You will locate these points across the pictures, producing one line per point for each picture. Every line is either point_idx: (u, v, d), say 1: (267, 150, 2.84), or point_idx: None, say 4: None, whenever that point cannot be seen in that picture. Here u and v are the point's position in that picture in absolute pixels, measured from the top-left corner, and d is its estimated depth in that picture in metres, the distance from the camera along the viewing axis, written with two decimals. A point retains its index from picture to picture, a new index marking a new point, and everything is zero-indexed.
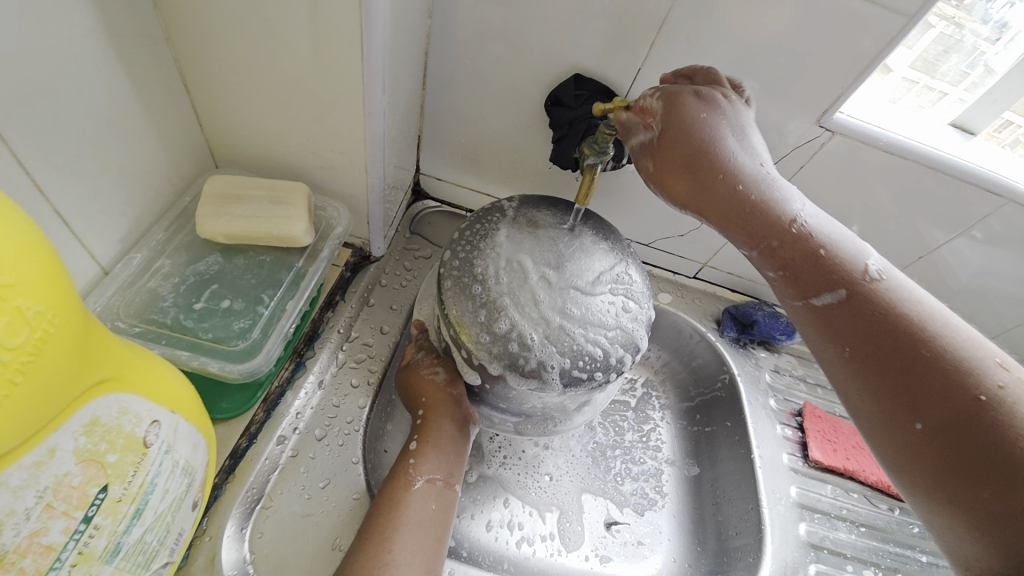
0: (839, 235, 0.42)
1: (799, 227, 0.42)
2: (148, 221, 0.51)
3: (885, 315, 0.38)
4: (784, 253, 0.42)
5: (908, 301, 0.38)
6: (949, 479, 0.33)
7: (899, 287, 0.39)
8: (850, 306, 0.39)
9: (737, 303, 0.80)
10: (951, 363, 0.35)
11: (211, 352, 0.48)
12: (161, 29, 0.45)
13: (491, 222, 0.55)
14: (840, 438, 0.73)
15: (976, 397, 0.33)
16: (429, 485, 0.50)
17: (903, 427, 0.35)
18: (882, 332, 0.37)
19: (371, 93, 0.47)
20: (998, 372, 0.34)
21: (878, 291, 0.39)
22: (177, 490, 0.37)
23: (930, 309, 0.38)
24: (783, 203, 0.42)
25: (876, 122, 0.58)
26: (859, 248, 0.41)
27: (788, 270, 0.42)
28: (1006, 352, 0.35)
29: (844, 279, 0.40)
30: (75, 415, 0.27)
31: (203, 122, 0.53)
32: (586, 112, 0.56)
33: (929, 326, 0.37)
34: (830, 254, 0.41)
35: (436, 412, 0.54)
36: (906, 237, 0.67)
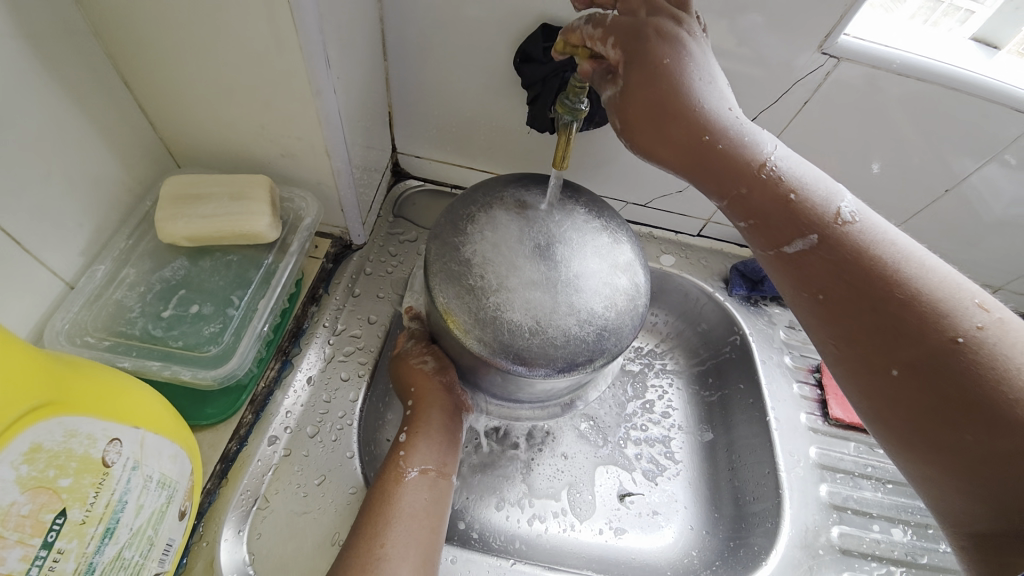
0: (811, 177, 0.39)
1: (769, 171, 0.38)
2: (110, 230, 0.50)
3: (859, 259, 0.36)
4: (758, 204, 0.39)
5: (882, 243, 0.36)
6: (926, 428, 0.34)
7: (872, 228, 0.37)
8: (822, 251, 0.37)
9: (746, 259, 0.76)
10: (926, 307, 0.34)
11: (184, 359, 0.47)
12: (87, 24, 0.42)
13: (474, 202, 0.51)
14: None
15: (954, 338, 0.33)
16: (421, 477, 0.49)
17: (880, 373, 0.35)
18: (861, 279, 0.35)
19: (316, 69, 0.43)
20: (977, 313, 0.33)
21: (851, 235, 0.36)
22: (155, 504, 0.36)
23: (905, 249, 0.36)
24: (753, 145, 0.39)
25: (889, 41, 0.51)
26: (832, 189, 0.38)
27: (759, 218, 0.39)
28: (983, 289, 0.35)
29: (816, 224, 0.37)
30: (11, 445, 0.27)
31: (153, 121, 0.51)
32: (560, 65, 0.52)
33: (904, 269, 0.35)
34: (802, 198, 0.38)
35: (426, 402, 0.52)
36: (930, 170, 0.61)
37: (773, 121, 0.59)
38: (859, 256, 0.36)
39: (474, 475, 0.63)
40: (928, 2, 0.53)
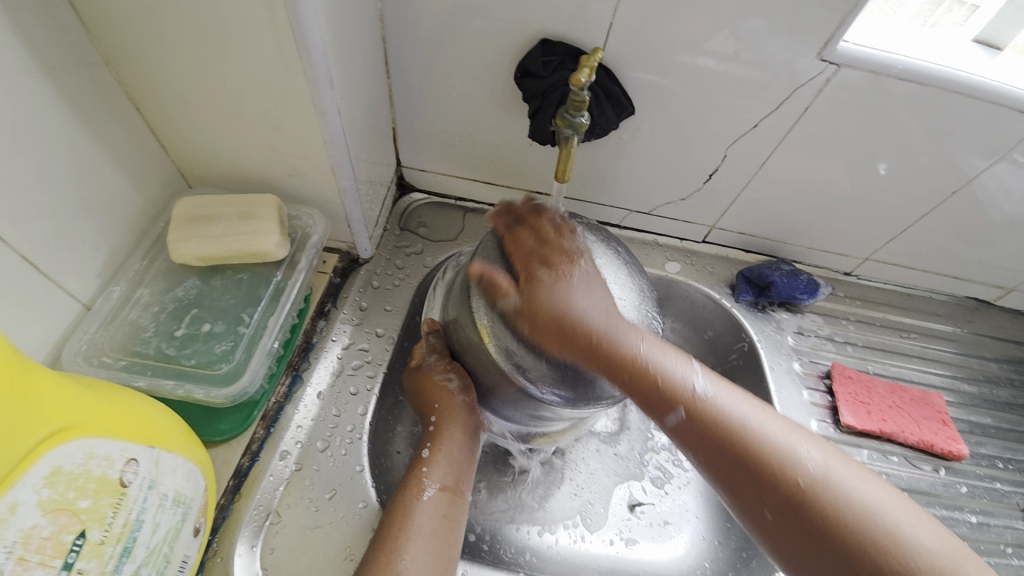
0: (667, 354, 0.44)
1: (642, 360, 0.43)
2: (124, 252, 0.51)
3: (720, 427, 0.41)
4: (637, 390, 0.43)
5: (742, 412, 0.42)
6: (820, 559, 0.37)
7: (719, 392, 0.43)
8: (691, 423, 0.42)
9: (752, 264, 0.75)
10: (785, 475, 0.39)
11: (197, 378, 0.48)
12: (99, 54, 0.44)
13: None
14: (875, 398, 0.68)
15: (799, 482, 0.39)
16: (440, 494, 0.49)
17: (759, 515, 0.40)
18: (723, 441, 0.41)
19: (320, 91, 0.44)
20: (807, 456, 0.40)
21: (710, 406, 0.42)
22: (171, 522, 0.37)
23: (745, 409, 0.42)
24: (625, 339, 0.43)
25: (888, 46, 0.51)
26: (687, 367, 0.43)
27: (641, 398, 0.43)
28: (810, 437, 0.41)
29: (682, 399, 0.42)
30: (32, 469, 0.28)
31: (164, 145, 0.52)
32: (559, 80, 0.54)
33: (762, 437, 0.40)
34: (664, 380, 0.42)
35: (449, 421, 0.53)
36: (938, 171, 0.60)
37: (775, 127, 0.59)
38: (731, 440, 0.41)
39: (483, 486, 0.63)
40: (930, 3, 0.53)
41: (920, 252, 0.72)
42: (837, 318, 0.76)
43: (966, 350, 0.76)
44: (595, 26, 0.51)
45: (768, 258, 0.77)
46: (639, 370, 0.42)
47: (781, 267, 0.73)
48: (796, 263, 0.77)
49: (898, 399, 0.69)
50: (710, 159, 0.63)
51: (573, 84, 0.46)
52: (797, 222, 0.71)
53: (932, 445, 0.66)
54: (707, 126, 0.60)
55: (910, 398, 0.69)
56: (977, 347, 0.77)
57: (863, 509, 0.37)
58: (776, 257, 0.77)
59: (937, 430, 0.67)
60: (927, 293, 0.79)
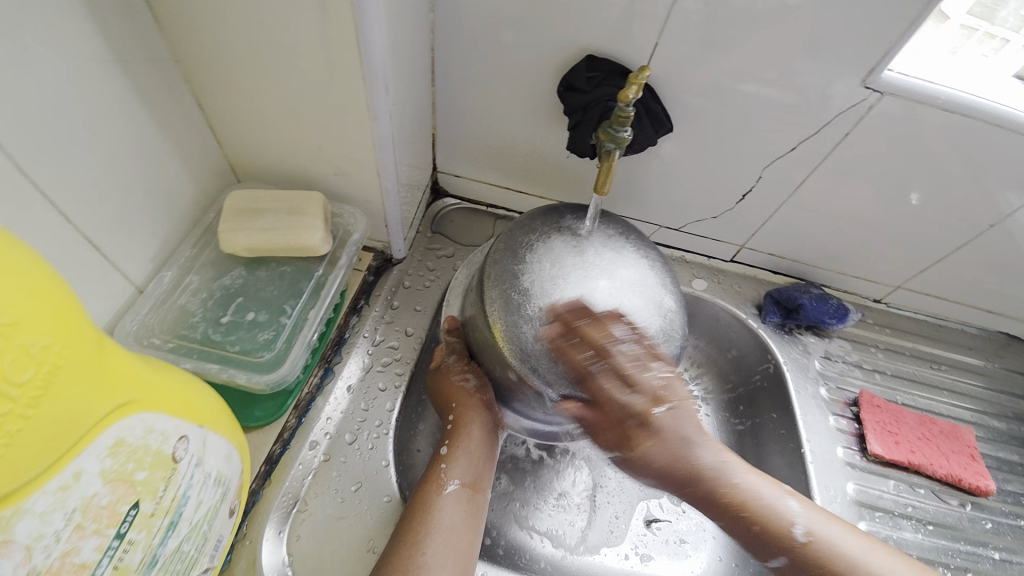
0: (768, 496, 0.47)
1: (736, 500, 0.47)
2: (177, 239, 0.53)
3: (827, 574, 0.45)
4: (745, 528, 0.47)
5: (839, 542, 0.46)
6: None
7: (824, 541, 0.46)
8: (795, 568, 0.46)
9: (780, 286, 0.75)
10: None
11: (239, 364, 0.50)
12: (170, 51, 0.46)
13: (533, 230, 0.53)
14: (903, 428, 0.67)
15: None
16: (461, 490, 0.50)
17: None
18: None
19: (375, 96, 0.46)
20: None
21: (812, 553, 0.46)
22: (211, 501, 0.38)
23: (852, 553, 0.46)
24: (724, 480, 0.48)
25: (933, 77, 0.51)
26: (788, 507, 0.47)
27: (746, 541, 0.48)
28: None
29: (785, 547, 0.46)
30: (98, 439, 0.29)
31: (220, 139, 0.54)
32: (601, 95, 0.54)
33: (858, 569, 0.45)
34: (765, 522, 0.46)
35: (467, 416, 0.54)
36: (975, 204, 0.60)
37: (812, 151, 0.59)
38: None
39: (501, 490, 0.64)
40: (963, 31, 0.54)
41: (954, 284, 0.71)
42: (865, 344, 0.75)
43: (996, 385, 0.75)
44: (640, 45, 0.53)
45: (796, 281, 0.77)
46: (739, 512, 0.47)
47: (810, 290, 0.73)
48: (825, 287, 0.77)
49: (927, 431, 0.68)
50: (744, 180, 0.64)
51: (620, 100, 0.48)
52: (827, 247, 0.71)
53: (960, 480, 0.65)
54: (743, 147, 0.60)
55: (939, 431, 0.68)
56: (1007, 383, 0.75)
57: None
58: (805, 280, 0.76)
59: (966, 465, 0.66)
60: (958, 325, 0.78)
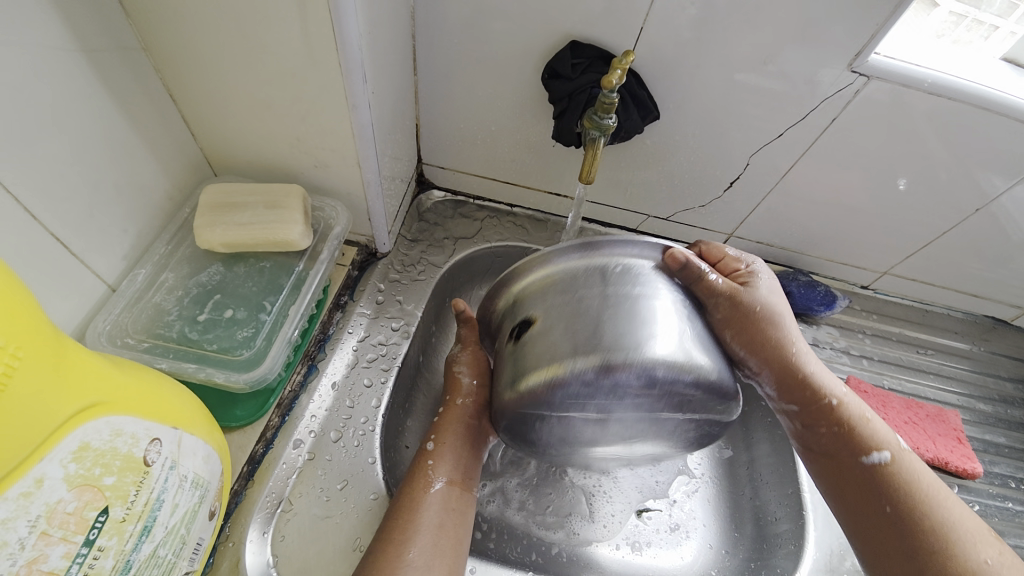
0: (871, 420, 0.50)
1: (839, 406, 0.50)
2: (151, 236, 0.52)
3: (904, 491, 0.47)
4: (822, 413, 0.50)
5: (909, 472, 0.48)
6: None
7: (911, 469, 0.48)
8: (873, 480, 0.48)
9: (769, 274, 0.75)
10: (940, 540, 0.44)
11: (217, 363, 0.48)
12: (137, 39, 0.44)
13: (551, 400, 0.41)
14: (891, 413, 0.67)
15: (986, 560, 0.43)
16: (447, 487, 0.49)
17: None
18: (893, 501, 0.47)
19: (352, 84, 0.45)
20: (990, 550, 0.44)
21: (894, 474, 0.47)
22: (188, 504, 0.37)
23: (933, 491, 0.47)
24: (832, 387, 0.51)
25: (919, 61, 0.51)
26: (886, 435, 0.49)
27: (826, 446, 0.51)
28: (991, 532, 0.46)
29: (868, 456, 0.48)
30: (61, 443, 0.28)
31: (194, 131, 0.53)
32: (587, 82, 0.53)
33: (928, 506, 0.46)
34: (857, 434, 0.49)
35: (453, 413, 0.54)
36: (960, 189, 0.60)
37: (799, 138, 0.58)
38: (906, 500, 0.46)
39: (491, 488, 0.63)
40: (953, 16, 0.55)
41: (940, 269, 0.71)
42: (853, 330, 0.75)
43: (982, 368, 0.75)
44: (624, 30, 0.52)
45: (785, 269, 0.77)
46: (829, 411, 0.50)
47: (798, 278, 0.73)
48: (813, 274, 0.77)
49: (913, 415, 0.68)
50: (731, 168, 0.63)
51: (604, 86, 0.47)
52: (816, 233, 0.70)
53: (946, 463, 0.65)
54: (730, 135, 0.59)
55: (926, 415, 0.69)
56: (993, 365, 0.76)
57: None
58: (793, 267, 0.76)
59: (952, 447, 0.66)
60: (943, 310, 0.78)
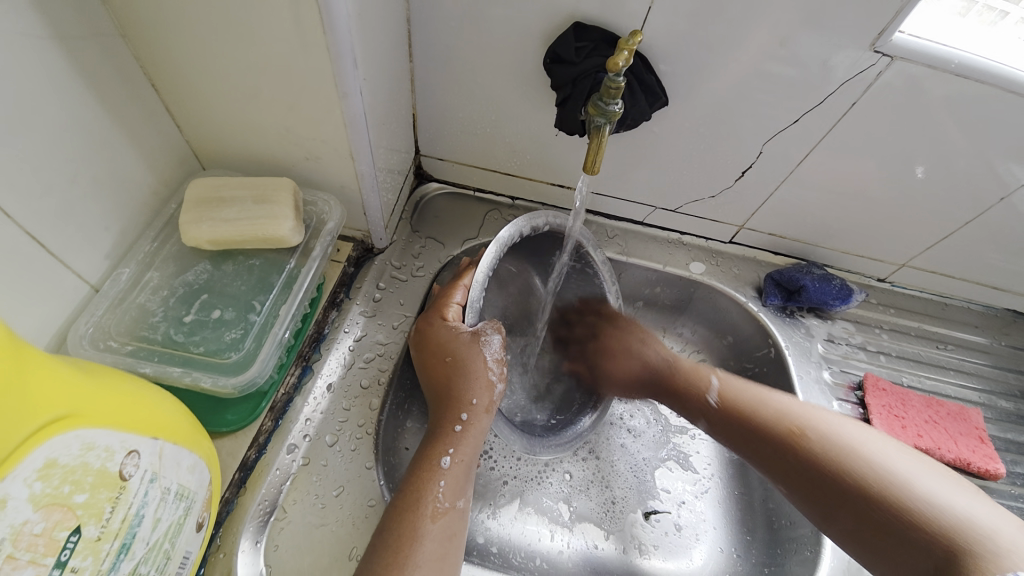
0: (693, 367, 0.62)
1: (670, 366, 0.63)
2: (135, 233, 0.49)
3: (737, 411, 0.56)
4: (682, 397, 0.61)
5: (749, 396, 0.56)
6: (875, 527, 0.45)
7: (736, 389, 0.57)
8: (716, 415, 0.57)
9: (781, 268, 0.72)
10: (773, 430, 0.52)
11: (205, 366, 0.46)
12: (115, 26, 0.42)
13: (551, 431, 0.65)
14: (910, 412, 0.65)
15: (796, 426, 0.52)
16: (452, 510, 0.46)
17: (790, 471, 0.51)
18: (739, 423, 0.55)
19: (343, 71, 0.42)
20: (804, 418, 0.52)
21: (724, 401, 0.57)
22: (173, 517, 0.35)
23: (766, 397, 0.55)
24: (666, 359, 0.63)
25: (946, 40, 0.47)
26: (709, 373, 0.60)
27: (691, 410, 0.60)
28: (815, 410, 0.53)
29: (705, 399, 0.59)
30: (25, 461, 0.26)
31: (179, 123, 0.50)
32: (592, 67, 0.50)
33: (763, 409, 0.54)
34: (692, 389, 0.60)
35: (476, 427, 0.50)
36: (980, 178, 0.57)
37: (815, 126, 0.55)
38: (749, 418, 0.54)
39: (510, 484, 0.62)
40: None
41: (960, 261, 0.68)
42: (870, 325, 0.72)
43: (1002, 363, 0.72)
44: (630, 10, 0.48)
45: (798, 262, 0.74)
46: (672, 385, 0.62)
47: (812, 271, 0.70)
48: (827, 267, 0.74)
49: (934, 414, 0.65)
50: (743, 157, 0.60)
51: (610, 70, 0.44)
52: (830, 224, 0.67)
53: (968, 463, 0.62)
54: (742, 123, 0.56)
55: (946, 413, 0.66)
56: (1013, 361, 0.73)
57: (865, 463, 0.47)
58: (806, 260, 0.73)
59: (974, 447, 0.64)
60: (962, 303, 0.75)
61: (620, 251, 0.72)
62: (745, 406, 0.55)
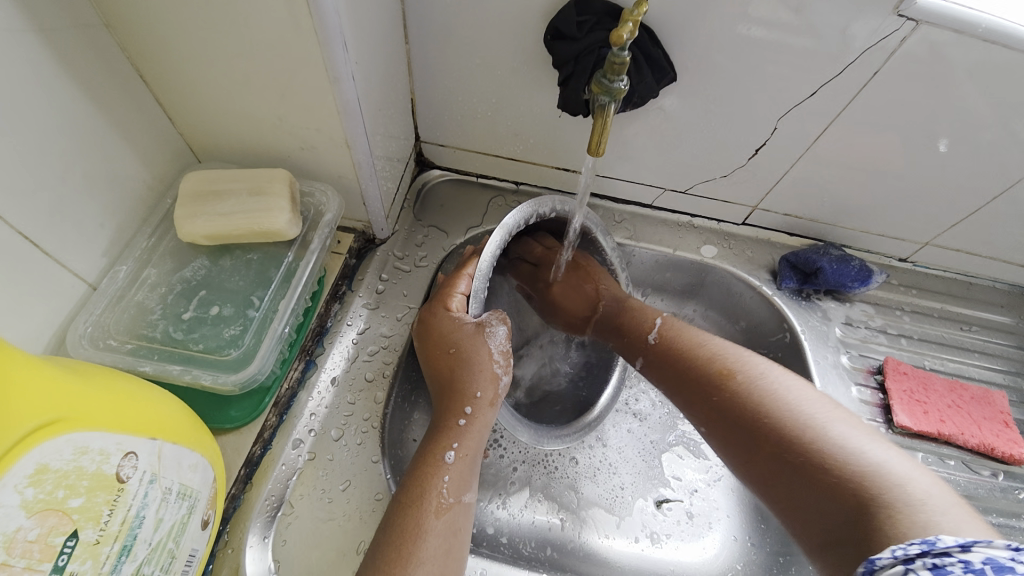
0: (638, 304, 0.59)
1: (612, 304, 0.60)
2: (131, 229, 0.49)
3: (673, 352, 0.54)
4: (621, 336, 0.59)
5: (689, 341, 0.54)
6: (790, 473, 0.43)
7: (673, 330, 0.56)
8: (650, 356, 0.56)
9: (797, 249, 0.69)
10: (703, 371, 0.51)
11: (206, 363, 0.46)
12: (97, 15, 0.40)
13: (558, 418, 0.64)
14: (933, 397, 0.63)
15: (726, 369, 0.50)
16: (454, 503, 0.45)
17: (711, 411, 0.49)
18: (673, 364, 0.53)
19: (333, 55, 0.40)
20: (736, 360, 0.50)
21: (659, 341, 0.55)
22: (176, 516, 0.34)
23: (702, 340, 0.53)
24: (613, 294, 0.60)
25: (975, 3, 0.43)
26: (650, 312, 0.58)
27: (629, 352, 0.59)
28: (750, 354, 0.51)
29: (643, 339, 0.57)
30: (15, 467, 0.25)
31: (171, 115, 0.49)
32: (595, 42, 0.48)
33: (698, 351, 0.52)
34: (632, 327, 0.58)
35: (480, 419, 0.49)
36: (1011, 150, 0.53)
37: (834, 99, 0.52)
38: (681, 358, 0.53)
39: (520, 470, 0.61)
40: None
41: (988, 238, 0.65)
42: (890, 307, 0.69)
43: None
44: None
45: (814, 243, 0.71)
46: (613, 323, 0.60)
47: (830, 252, 0.67)
48: (845, 248, 0.71)
49: (958, 398, 0.63)
50: (757, 134, 0.57)
51: (614, 44, 0.41)
52: (849, 203, 0.64)
53: (992, 449, 0.60)
54: (754, 98, 0.53)
55: (971, 397, 0.63)
56: None
57: (789, 407, 0.45)
58: (823, 241, 0.71)
59: (999, 432, 0.61)
60: (989, 283, 0.72)
61: (628, 236, 0.70)
62: (680, 347, 0.54)
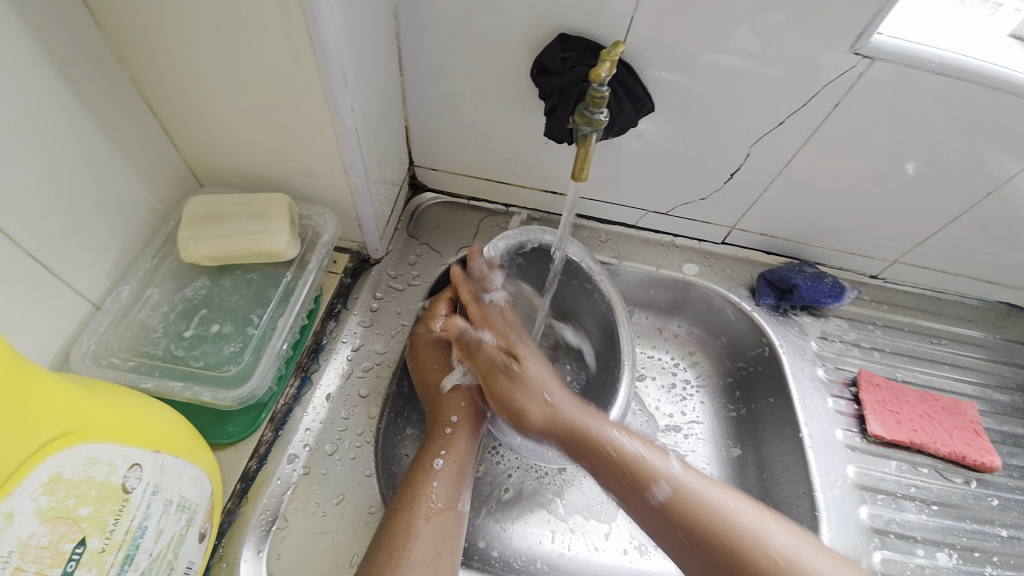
0: (643, 443, 0.49)
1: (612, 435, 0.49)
2: (135, 251, 0.51)
3: (695, 515, 0.44)
4: (609, 467, 0.48)
5: (708, 497, 0.45)
6: None
7: (690, 479, 0.46)
8: (660, 508, 0.46)
9: (774, 267, 0.73)
10: (736, 542, 0.42)
11: (205, 380, 0.47)
12: (111, 50, 0.43)
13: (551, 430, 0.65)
14: (905, 407, 0.65)
15: (771, 552, 0.42)
16: (444, 512, 0.47)
17: None
18: (696, 530, 0.44)
19: (333, 88, 0.43)
20: (774, 532, 0.43)
21: (677, 493, 0.46)
22: (176, 528, 0.36)
23: (725, 498, 0.45)
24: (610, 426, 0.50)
25: (925, 41, 0.48)
26: (657, 452, 0.48)
27: (621, 492, 0.48)
28: (778, 521, 0.44)
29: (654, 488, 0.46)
30: (30, 476, 0.27)
31: (176, 143, 0.52)
32: (577, 76, 0.51)
33: (728, 516, 0.44)
34: (635, 467, 0.47)
35: (464, 430, 0.53)
36: (966, 172, 0.57)
37: (800, 127, 0.56)
38: (703, 522, 0.44)
39: (514, 477, 0.63)
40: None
41: (951, 255, 0.69)
42: (863, 322, 0.73)
43: (997, 357, 0.73)
44: (613, 21, 0.50)
45: (791, 261, 0.74)
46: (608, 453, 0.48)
47: (804, 270, 0.70)
48: (819, 265, 0.75)
49: (929, 408, 0.66)
50: (731, 159, 0.61)
51: (593, 80, 0.45)
52: (820, 223, 0.68)
53: (962, 456, 0.63)
54: (728, 126, 0.57)
55: (941, 407, 0.66)
56: (1008, 353, 0.73)
57: None
58: (799, 259, 0.74)
59: (969, 441, 0.64)
60: (957, 297, 0.75)
61: (614, 255, 0.73)
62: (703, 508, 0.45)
